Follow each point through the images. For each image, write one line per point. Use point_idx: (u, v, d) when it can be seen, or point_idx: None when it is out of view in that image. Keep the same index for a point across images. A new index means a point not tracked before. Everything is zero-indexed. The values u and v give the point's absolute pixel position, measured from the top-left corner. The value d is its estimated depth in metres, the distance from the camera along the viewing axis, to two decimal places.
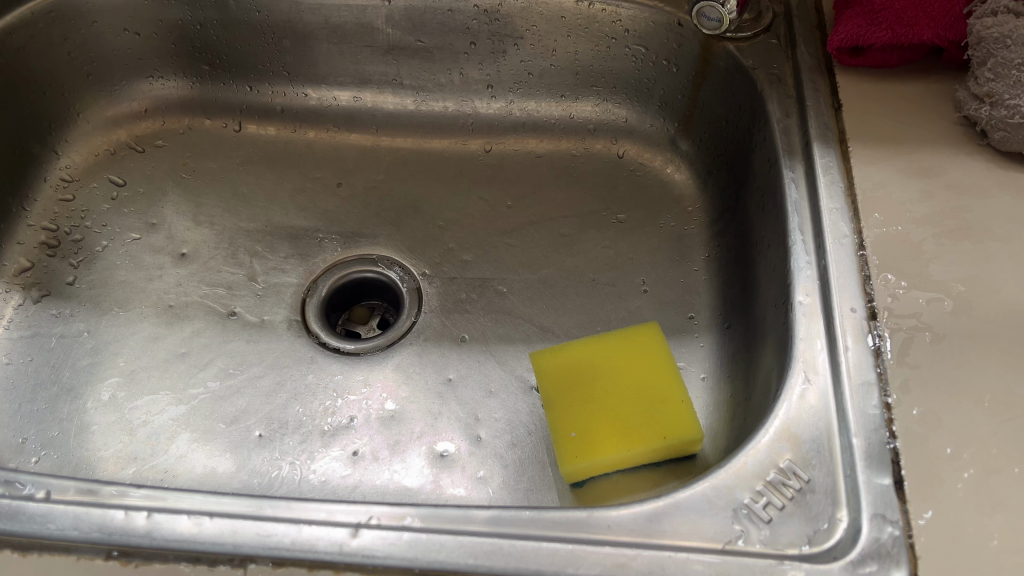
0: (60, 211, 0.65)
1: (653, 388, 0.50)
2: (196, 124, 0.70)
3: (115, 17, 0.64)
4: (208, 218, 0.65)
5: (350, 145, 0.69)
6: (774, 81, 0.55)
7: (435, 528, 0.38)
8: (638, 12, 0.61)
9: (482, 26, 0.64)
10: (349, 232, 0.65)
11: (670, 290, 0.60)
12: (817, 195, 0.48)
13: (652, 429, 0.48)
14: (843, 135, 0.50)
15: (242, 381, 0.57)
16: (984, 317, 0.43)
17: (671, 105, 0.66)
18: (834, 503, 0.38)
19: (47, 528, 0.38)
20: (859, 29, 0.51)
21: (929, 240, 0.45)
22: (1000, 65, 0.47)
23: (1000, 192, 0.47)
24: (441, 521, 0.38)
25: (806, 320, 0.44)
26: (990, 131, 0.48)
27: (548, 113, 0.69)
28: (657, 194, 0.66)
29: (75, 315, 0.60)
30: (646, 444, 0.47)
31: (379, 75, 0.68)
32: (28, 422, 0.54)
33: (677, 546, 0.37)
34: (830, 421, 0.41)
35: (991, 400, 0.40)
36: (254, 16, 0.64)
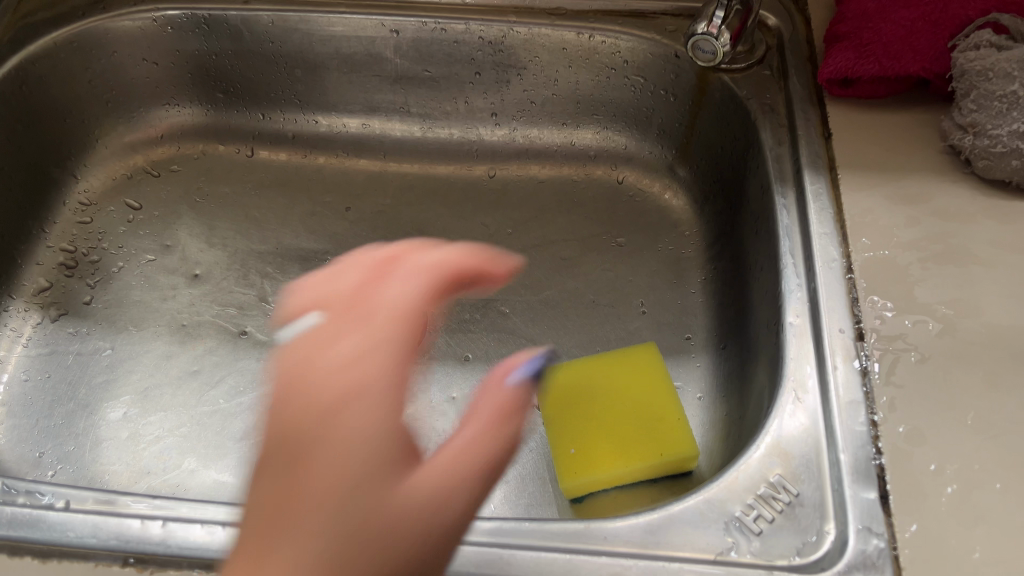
0: (77, 233, 0.67)
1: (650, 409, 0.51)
2: (210, 150, 0.72)
3: (134, 47, 0.66)
4: (221, 240, 0.67)
5: (359, 170, 0.72)
6: (767, 111, 0.57)
7: None
8: (636, 44, 0.63)
9: (486, 57, 0.66)
10: (357, 254, 0.67)
11: (667, 311, 0.62)
12: (808, 221, 0.50)
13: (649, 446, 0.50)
14: (833, 164, 0.53)
15: (253, 399, 0.59)
16: (968, 338, 0.44)
17: (669, 133, 0.68)
18: (822, 516, 0.40)
19: (66, 536, 0.39)
20: (848, 62, 0.53)
21: (915, 265, 0.47)
22: (982, 97, 0.49)
23: (983, 217, 0.49)
24: None
25: (796, 341, 0.46)
26: (973, 160, 0.50)
27: (550, 140, 0.71)
28: (655, 219, 0.67)
29: (91, 333, 0.61)
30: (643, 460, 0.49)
31: (388, 103, 0.71)
32: (44, 437, 0.56)
33: (671, 556, 0.38)
34: (818, 438, 0.42)
35: (974, 418, 0.42)
36: (267, 46, 0.67)
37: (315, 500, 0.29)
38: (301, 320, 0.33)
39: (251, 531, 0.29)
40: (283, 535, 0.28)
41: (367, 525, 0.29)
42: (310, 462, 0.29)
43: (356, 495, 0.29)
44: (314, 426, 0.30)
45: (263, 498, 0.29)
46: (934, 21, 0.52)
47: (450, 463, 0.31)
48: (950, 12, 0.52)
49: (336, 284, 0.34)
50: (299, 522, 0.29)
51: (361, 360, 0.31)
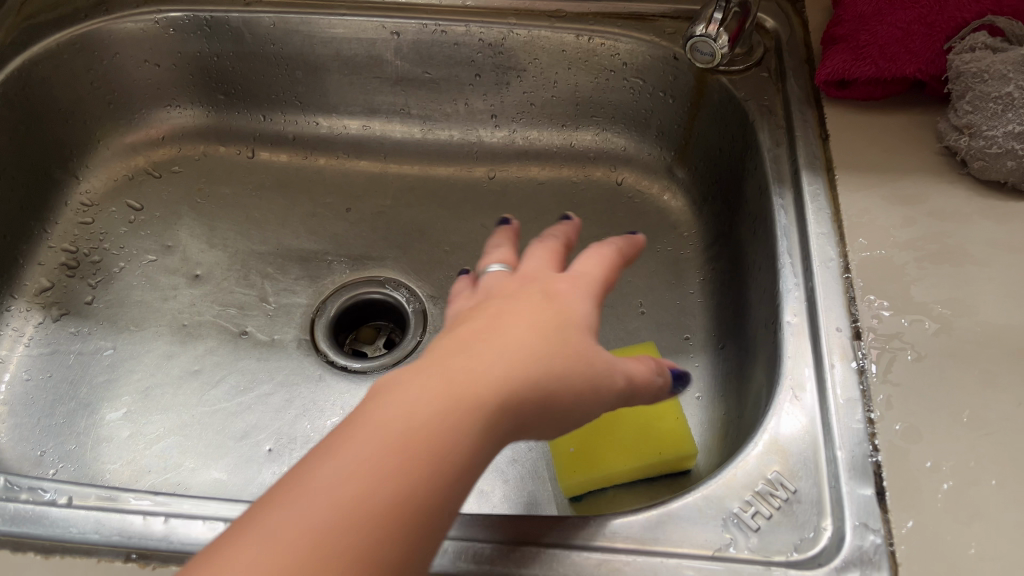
0: (79, 234, 0.67)
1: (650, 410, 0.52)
2: (210, 151, 0.73)
3: (136, 49, 0.67)
4: (222, 240, 0.67)
5: (360, 172, 0.72)
6: (765, 113, 0.58)
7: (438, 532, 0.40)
8: (635, 46, 0.64)
9: (486, 59, 0.67)
10: (357, 255, 0.67)
11: (666, 311, 0.62)
12: (805, 221, 0.51)
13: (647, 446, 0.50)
14: (830, 165, 0.53)
15: (254, 398, 0.59)
16: (964, 337, 0.45)
17: (668, 135, 0.68)
18: (819, 513, 0.40)
19: (69, 532, 0.40)
20: (845, 64, 0.54)
21: (911, 264, 0.48)
22: (978, 98, 0.49)
23: (978, 218, 0.50)
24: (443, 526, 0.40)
25: (794, 340, 0.46)
26: (969, 161, 0.50)
27: (549, 141, 0.72)
28: (654, 220, 0.68)
29: (92, 333, 0.62)
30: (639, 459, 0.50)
31: (388, 105, 0.71)
32: (45, 436, 0.56)
33: (669, 552, 0.39)
34: (816, 435, 0.43)
35: (969, 415, 0.42)
36: (269, 48, 0.67)
37: (491, 363, 0.32)
38: (489, 269, 0.40)
39: (415, 372, 0.31)
40: (451, 383, 0.31)
41: (526, 396, 0.32)
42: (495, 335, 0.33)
43: (523, 368, 0.32)
44: (502, 322, 0.34)
45: (430, 365, 0.31)
46: (930, 23, 0.53)
47: (591, 367, 0.35)
48: (946, 14, 0.53)
49: (526, 257, 0.40)
50: (471, 378, 0.31)
51: (557, 297, 0.37)
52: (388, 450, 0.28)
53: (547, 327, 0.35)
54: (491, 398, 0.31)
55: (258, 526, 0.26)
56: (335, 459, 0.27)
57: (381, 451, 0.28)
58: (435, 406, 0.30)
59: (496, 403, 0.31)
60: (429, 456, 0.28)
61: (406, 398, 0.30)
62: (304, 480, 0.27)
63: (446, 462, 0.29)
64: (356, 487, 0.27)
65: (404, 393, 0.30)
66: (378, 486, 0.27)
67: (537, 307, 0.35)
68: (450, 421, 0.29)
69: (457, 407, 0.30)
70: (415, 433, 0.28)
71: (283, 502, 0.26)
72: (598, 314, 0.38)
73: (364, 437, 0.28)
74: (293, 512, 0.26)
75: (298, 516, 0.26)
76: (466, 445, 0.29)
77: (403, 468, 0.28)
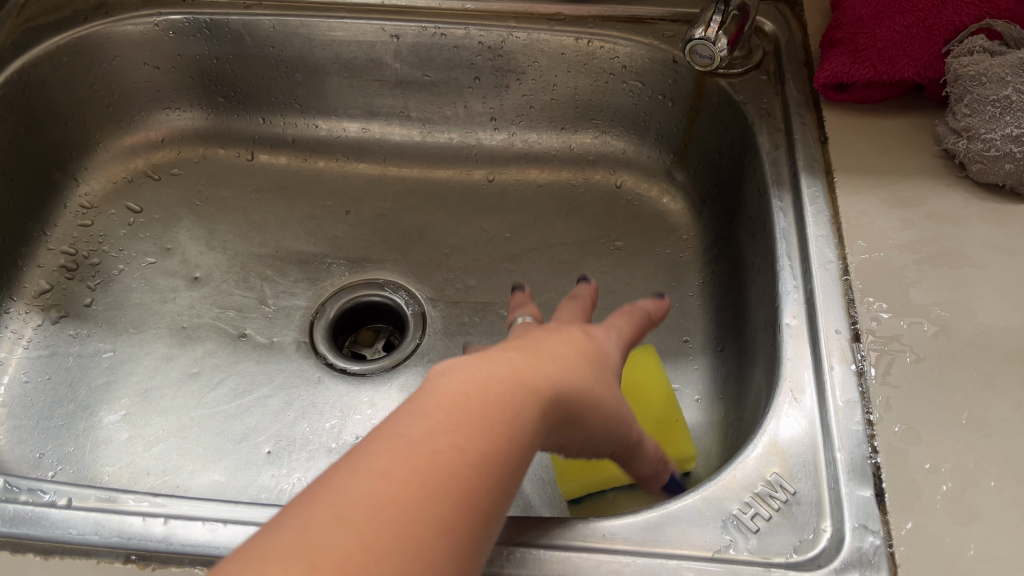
0: (78, 236, 0.67)
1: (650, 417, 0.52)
2: (210, 154, 0.73)
3: (136, 52, 0.67)
4: (221, 242, 0.67)
5: (359, 174, 0.72)
6: (764, 116, 0.58)
7: None
8: (634, 49, 0.64)
9: (485, 62, 0.67)
10: (356, 258, 0.67)
11: (665, 314, 0.62)
12: (804, 224, 0.51)
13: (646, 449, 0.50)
14: (829, 167, 0.53)
15: (253, 400, 0.59)
16: (962, 339, 0.45)
17: (667, 138, 0.68)
18: (819, 514, 0.40)
19: (68, 533, 0.40)
20: (843, 67, 0.54)
21: (910, 266, 0.48)
22: (976, 101, 0.50)
23: (977, 220, 0.50)
24: None
25: (793, 342, 0.47)
26: (967, 163, 0.51)
27: (548, 144, 0.72)
28: (653, 223, 0.68)
29: (91, 335, 0.62)
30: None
31: (388, 108, 0.71)
32: (44, 438, 0.56)
33: (669, 553, 0.39)
34: (815, 437, 0.43)
35: (968, 417, 0.42)
36: (268, 51, 0.68)
37: (546, 367, 0.35)
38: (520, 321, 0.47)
39: (479, 359, 0.33)
40: (517, 373, 0.33)
41: (572, 403, 0.35)
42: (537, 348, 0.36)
43: (568, 380, 0.35)
44: (545, 343, 0.38)
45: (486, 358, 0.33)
46: (928, 27, 0.53)
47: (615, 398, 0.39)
48: (944, 18, 0.53)
49: (557, 313, 0.47)
50: (531, 373, 0.33)
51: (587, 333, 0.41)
52: (471, 415, 0.29)
53: (585, 357, 0.38)
54: (549, 392, 0.33)
55: (364, 465, 0.26)
56: (424, 417, 0.28)
57: (465, 415, 0.29)
58: (508, 387, 0.32)
59: (552, 397, 0.33)
60: (505, 424, 0.30)
61: (475, 374, 0.31)
62: (395, 431, 0.28)
63: (520, 435, 0.30)
64: (452, 441, 0.28)
65: (473, 369, 0.32)
66: (470, 443, 0.28)
67: (574, 340, 0.39)
68: (520, 402, 0.31)
69: (524, 390, 0.32)
70: (492, 405, 0.30)
71: (383, 446, 0.27)
72: (623, 361, 0.43)
73: (447, 401, 0.29)
74: (396, 453, 0.26)
75: (402, 457, 0.26)
76: (533, 425, 0.31)
77: (488, 432, 0.29)
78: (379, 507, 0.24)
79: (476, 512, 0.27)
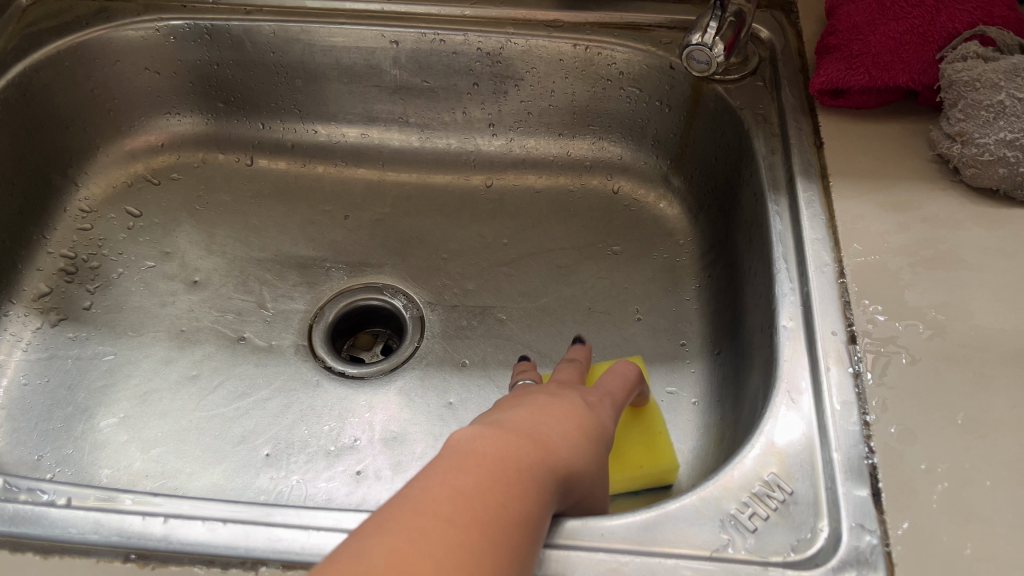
0: (78, 240, 0.67)
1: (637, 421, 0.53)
2: (210, 158, 0.73)
3: (137, 57, 0.67)
4: (220, 246, 0.68)
5: (358, 180, 0.73)
6: (760, 121, 0.58)
7: None
8: (632, 56, 0.65)
9: (484, 68, 0.67)
10: (355, 262, 0.68)
11: (663, 318, 0.63)
12: (801, 227, 0.51)
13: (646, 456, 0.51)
14: (824, 172, 0.54)
15: (251, 403, 0.59)
16: (958, 341, 0.45)
17: (664, 144, 0.69)
18: (816, 514, 0.40)
19: (68, 532, 0.40)
20: (838, 73, 0.55)
21: (905, 269, 0.48)
22: (970, 106, 0.50)
23: (971, 224, 0.50)
24: None
25: (790, 344, 0.47)
26: (962, 168, 0.51)
27: (546, 150, 0.72)
28: (649, 228, 0.68)
29: (90, 338, 0.62)
30: (644, 467, 0.50)
31: (387, 113, 0.72)
32: (43, 440, 0.56)
33: (667, 553, 0.39)
34: (812, 437, 0.43)
35: (964, 418, 0.42)
36: (269, 57, 0.68)
37: (559, 438, 0.38)
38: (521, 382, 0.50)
39: (497, 430, 0.37)
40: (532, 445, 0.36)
41: (585, 470, 0.39)
42: (553, 416, 0.40)
43: (581, 449, 0.39)
44: (558, 409, 0.41)
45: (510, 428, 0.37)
46: (922, 34, 0.54)
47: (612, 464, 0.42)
48: (938, 25, 0.54)
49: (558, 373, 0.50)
50: (549, 445, 0.37)
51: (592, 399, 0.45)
52: (505, 476, 0.33)
53: (589, 424, 0.42)
54: (565, 466, 0.37)
55: (426, 509, 0.30)
56: (467, 473, 0.32)
57: (499, 473, 0.33)
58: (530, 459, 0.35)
59: (566, 468, 0.37)
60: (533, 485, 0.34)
61: (502, 442, 0.35)
62: (446, 479, 0.32)
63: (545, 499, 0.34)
64: (495, 498, 0.32)
65: (501, 437, 0.36)
66: (508, 500, 0.32)
67: (582, 407, 0.43)
68: (541, 471, 0.35)
69: (544, 459, 0.36)
70: (520, 470, 0.34)
71: (439, 493, 0.31)
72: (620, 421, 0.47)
73: (483, 462, 0.33)
74: (452, 499, 0.30)
75: (458, 504, 0.30)
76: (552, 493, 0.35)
77: (521, 493, 0.33)
78: (448, 545, 0.29)
79: (520, 563, 0.31)
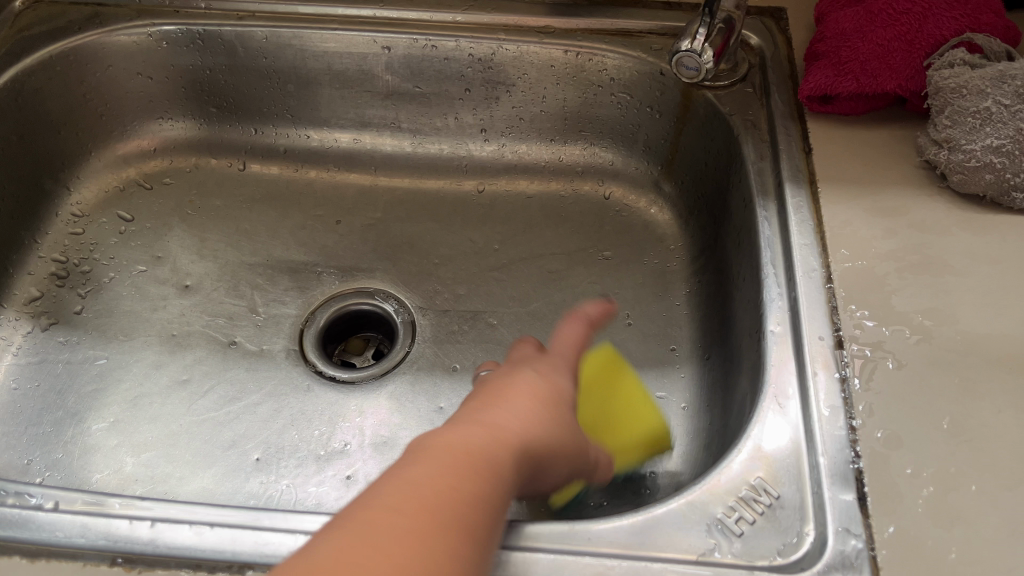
0: (70, 244, 0.67)
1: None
2: (202, 163, 0.73)
3: (129, 62, 0.68)
4: (212, 251, 0.68)
5: (350, 185, 0.73)
6: (750, 127, 0.59)
7: None
8: (623, 62, 0.65)
9: (476, 73, 0.68)
10: (347, 267, 0.68)
11: (653, 323, 0.63)
12: (789, 232, 0.51)
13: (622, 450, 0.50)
14: (813, 177, 0.54)
15: (242, 408, 0.59)
16: (945, 345, 0.45)
17: (654, 149, 0.69)
18: (802, 518, 0.40)
19: (55, 536, 0.40)
20: (827, 79, 0.55)
21: (892, 274, 0.48)
22: (957, 113, 0.51)
23: (958, 230, 0.50)
24: None
25: (778, 349, 0.47)
26: (949, 174, 0.51)
27: (538, 155, 0.72)
28: (640, 233, 0.69)
29: (81, 342, 0.62)
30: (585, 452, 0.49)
31: (379, 119, 0.72)
32: (32, 445, 0.56)
33: (654, 557, 0.39)
34: (798, 441, 0.43)
35: (950, 423, 0.43)
36: (261, 62, 0.68)
37: (517, 419, 0.38)
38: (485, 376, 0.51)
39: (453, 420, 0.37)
40: (492, 432, 0.37)
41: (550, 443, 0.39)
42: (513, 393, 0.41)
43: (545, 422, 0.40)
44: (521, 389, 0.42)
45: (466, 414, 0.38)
46: (909, 41, 0.54)
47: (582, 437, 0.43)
48: (925, 32, 0.54)
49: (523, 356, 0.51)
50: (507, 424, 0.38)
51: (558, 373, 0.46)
52: (460, 461, 0.33)
53: (553, 400, 0.42)
54: (531, 449, 0.38)
55: (394, 509, 0.30)
56: (421, 465, 0.33)
57: (454, 459, 0.33)
58: (492, 448, 0.35)
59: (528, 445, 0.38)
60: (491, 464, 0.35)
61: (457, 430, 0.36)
62: (401, 474, 0.32)
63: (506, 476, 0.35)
64: (450, 483, 0.32)
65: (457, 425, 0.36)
66: (476, 496, 0.32)
67: (545, 380, 0.42)
68: (505, 455, 0.36)
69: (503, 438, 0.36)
70: (485, 462, 0.34)
71: (406, 492, 0.31)
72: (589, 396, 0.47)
73: (446, 458, 0.33)
74: (406, 492, 0.31)
75: (425, 502, 0.31)
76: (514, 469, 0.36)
77: (487, 485, 0.33)
78: (414, 546, 0.29)
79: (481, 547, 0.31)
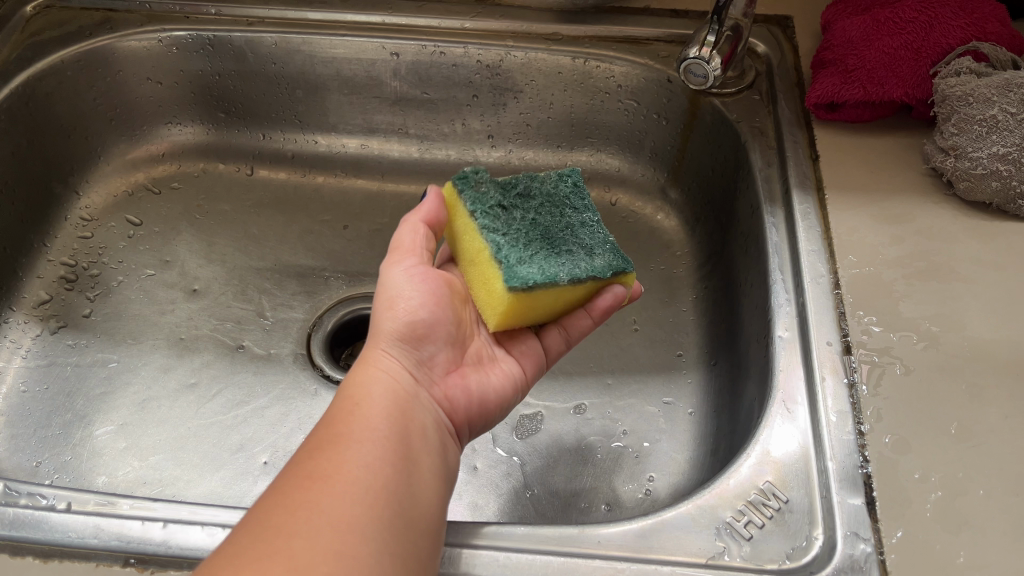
0: (78, 248, 0.67)
1: (520, 209, 0.48)
2: (210, 168, 0.74)
3: (139, 67, 0.68)
4: (220, 255, 0.68)
5: (357, 190, 0.73)
6: (756, 134, 0.59)
7: (451, 541, 0.39)
8: (630, 69, 0.65)
9: (483, 80, 0.68)
10: (354, 272, 0.68)
11: (659, 328, 0.63)
12: (796, 238, 0.52)
13: (487, 293, 0.47)
14: (820, 185, 0.54)
15: (250, 411, 0.59)
16: (951, 351, 0.46)
17: (661, 156, 0.69)
18: (811, 522, 0.40)
19: (67, 537, 0.40)
20: (835, 87, 0.55)
21: (900, 280, 0.49)
22: (963, 121, 0.51)
23: (964, 237, 0.51)
24: (457, 535, 0.40)
25: (786, 354, 0.47)
26: (955, 181, 0.52)
27: (545, 162, 0.73)
28: (646, 240, 0.69)
29: (90, 346, 0.62)
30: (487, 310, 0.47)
31: (386, 124, 0.73)
32: (41, 447, 0.56)
33: (664, 560, 0.39)
34: (807, 446, 0.43)
35: (957, 427, 0.43)
36: (269, 68, 0.69)
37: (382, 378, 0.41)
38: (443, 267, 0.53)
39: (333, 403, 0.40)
40: (367, 380, 0.41)
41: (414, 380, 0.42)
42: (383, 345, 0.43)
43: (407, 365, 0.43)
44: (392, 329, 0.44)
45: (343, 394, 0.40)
46: (916, 49, 0.54)
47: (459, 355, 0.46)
48: (931, 41, 0.54)
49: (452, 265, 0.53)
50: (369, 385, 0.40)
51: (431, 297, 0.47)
52: (328, 438, 0.36)
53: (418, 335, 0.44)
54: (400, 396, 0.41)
55: (282, 493, 0.33)
56: (297, 461, 0.35)
57: (322, 443, 0.36)
58: (372, 384, 0.41)
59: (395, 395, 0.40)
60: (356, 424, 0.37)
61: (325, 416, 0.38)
62: (283, 478, 0.34)
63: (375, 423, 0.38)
64: (321, 460, 0.35)
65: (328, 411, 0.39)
66: (351, 442, 0.36)
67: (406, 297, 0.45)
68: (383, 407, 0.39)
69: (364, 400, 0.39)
70: (362, 418, 0.38)
71: (289, 476, 0.34)
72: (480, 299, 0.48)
73: (326, 433, 0.37)
74: (285, 491, 0.33)
75: (303, 473, 0.34)
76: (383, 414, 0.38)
77: (356, 425, 0.37)
78: (304, 513, 0.32)
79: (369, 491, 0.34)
